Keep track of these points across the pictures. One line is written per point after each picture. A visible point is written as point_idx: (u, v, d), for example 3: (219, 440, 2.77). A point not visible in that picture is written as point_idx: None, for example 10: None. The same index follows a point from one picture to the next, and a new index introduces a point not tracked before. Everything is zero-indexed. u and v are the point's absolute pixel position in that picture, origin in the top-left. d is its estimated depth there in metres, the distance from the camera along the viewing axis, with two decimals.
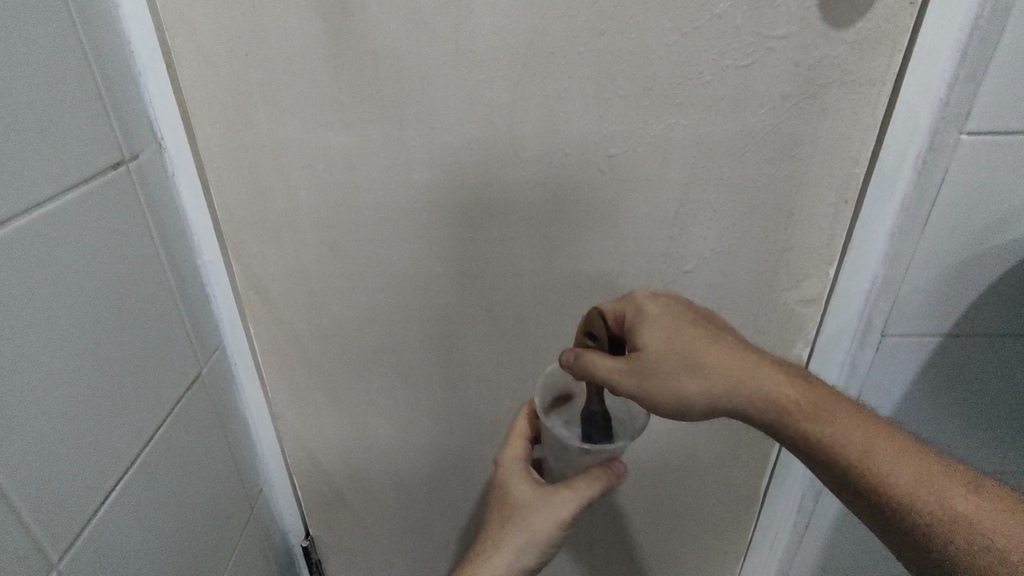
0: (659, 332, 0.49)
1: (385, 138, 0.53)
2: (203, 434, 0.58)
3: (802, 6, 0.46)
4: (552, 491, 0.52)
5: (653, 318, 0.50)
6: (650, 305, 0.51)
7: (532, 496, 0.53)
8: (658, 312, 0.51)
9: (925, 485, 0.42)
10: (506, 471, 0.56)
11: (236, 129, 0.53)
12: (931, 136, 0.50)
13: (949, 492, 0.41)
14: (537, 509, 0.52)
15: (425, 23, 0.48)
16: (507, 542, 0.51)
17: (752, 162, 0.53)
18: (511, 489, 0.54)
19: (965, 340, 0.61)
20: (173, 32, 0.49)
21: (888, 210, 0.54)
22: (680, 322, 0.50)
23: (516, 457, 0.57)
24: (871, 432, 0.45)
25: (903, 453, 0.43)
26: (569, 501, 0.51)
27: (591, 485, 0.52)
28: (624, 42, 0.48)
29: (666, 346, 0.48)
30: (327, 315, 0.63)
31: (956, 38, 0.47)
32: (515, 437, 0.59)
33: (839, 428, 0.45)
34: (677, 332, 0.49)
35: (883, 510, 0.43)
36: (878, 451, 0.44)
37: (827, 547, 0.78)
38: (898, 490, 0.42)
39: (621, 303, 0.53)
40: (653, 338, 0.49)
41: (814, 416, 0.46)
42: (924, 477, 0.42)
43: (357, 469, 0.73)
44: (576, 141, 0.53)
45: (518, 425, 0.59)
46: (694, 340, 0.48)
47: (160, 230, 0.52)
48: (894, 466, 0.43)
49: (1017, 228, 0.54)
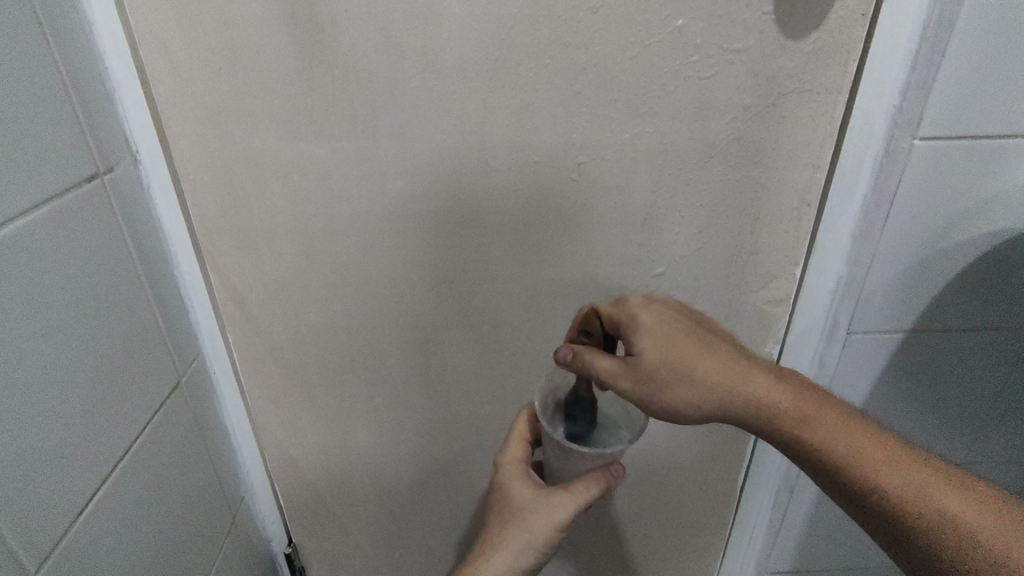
0: (655, 340, 0.49)
1: (358, 149, 0.54)
2: (182, 447, 0.57)
3: (760, 20, 0.48)
4: (549, 493, 0.54)
5: (647, 328, 0.49)
6: (645, 313, 0.50)
7: (530, 499, 0.54)
8: (653, 321, 0.50)
9: (915, 490, 0.44)
10: (505, 474, 0.57)
11: (209, 141, 0.53)
12: (886, 141, 0.53)
13: (939, 498, 0.43)
14: (535, 511, 0.53)
15: (395, 38, 0.49)
16: (506, 545, 0.52)
17: (718, 168, 0.55)
18: (511, 491, 0.55)
19: (928, 334, 0.63)
20: (147, 48, 0.49)
21: (848, 213, 0.56)
22: (676, 329, 0.49)
23: (515, 459, 0.58)
24: (861, 438, 0.46)
25: (892, 458, 0.45)
26: (567, 504, 0.53)
27: (588, 488, 0.53)
28: (589, 55, 0.49)
29: (663, 356, 0.48)
30: (304, 326, 0.63)
31: (905, 49, 0.49)
32: (515, 440, 0.60)
33: (830, 434, 0.47)
34: (673, 341, 0.49)
35: (875, 512, 0.45)
36: (870, 456, 0.46)
37: (803, 538, 0.79)
38: (888, 495, 0.44)
39: (616, 306, 0.53)
40: (649, 346, 0.49)
41: (807, 422, 0.47)
42: (913, 484, 0.44)
43: (339, 478, 0.73)
44: (548, 150, 0.54)
45: (518, 428, 0.60)
46: (690, 349, 0.48)
47: (137, 240, 0.52)
48: (885, 471, 0.45)
49: (968, 227, 0.57)
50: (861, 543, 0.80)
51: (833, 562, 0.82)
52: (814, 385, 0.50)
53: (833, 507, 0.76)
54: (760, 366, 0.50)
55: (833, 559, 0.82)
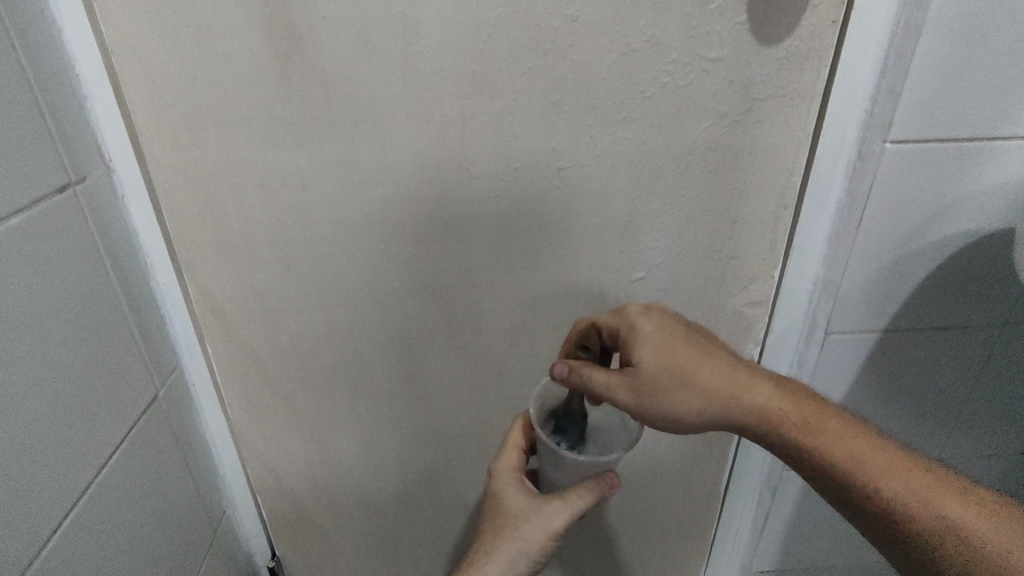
0: (653, 349, 0.50)
1: (338, 156, 0.53)
2: (161, 461, 0.55)
3: (734, 29, 0.49)
4: (543, 502, 0.54)
5: (646, 336, 0.51)
6: (643, 322, 0.52)
7: (525, 506, 0.54)
8: (651, 330, 0.51)
9: (917, 498, 0.44)
10: (499, 481, 0.57)
11: (186, 149, 0.52)
12: (859, 144, 0.54)
13: (943, 504, 0.43)
14: (528, 519, 0.53)
15: (375, 46, 0.48)
16: (499, 553, 0.52)
17: (696, 173, 0.55)
18: (505, 499, 0.55)
19: (903, 334, 0.64)
20: (119, 56, 0.48)
21: (824, 215, 0.57)
22: (674, 338, 0.51)
23: (510, 466, 0.58)
24: (863, 445, 0.47)
25: (895, 465, 0.45)
26: (561, 513, 0.53)
27: (582, 497, 0.53)
28: (567, 63, 0.50)
29: (662, 364, 0.49)
30: (284, 336, 0.62)
31: (875, 54, 0.50)
32: (509, 448, 0.59)
33: (833, 443, 0.47)
34: (671, 350, 0.50)
35: (879, 521, 0.45)
36: (871, 464, 0.46)
37: (786, 537, 0.80)
38: (892, 501, 0.44)
39: (616, 317, 0.54)
40: (647, 355, 0.50)
41: (810, 430, 0.48)
42: (916, 491, 0.44)
43: (322, 490, 0.72)
44: (528, 156, 0.54)
45: (513, 434, 0.60)
46: (689, 357, 0.49)
47: (110, 250, 0.51)
48: (887, 477, 0.45)
49: (938, 229, 0.58)
50: (842, 540, 0.81)
51: (816, 561, 0.83)
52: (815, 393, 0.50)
53: (814, 505, 0.77)
54: (762, 373, 0.50)
55: (816, 557, 0.83)
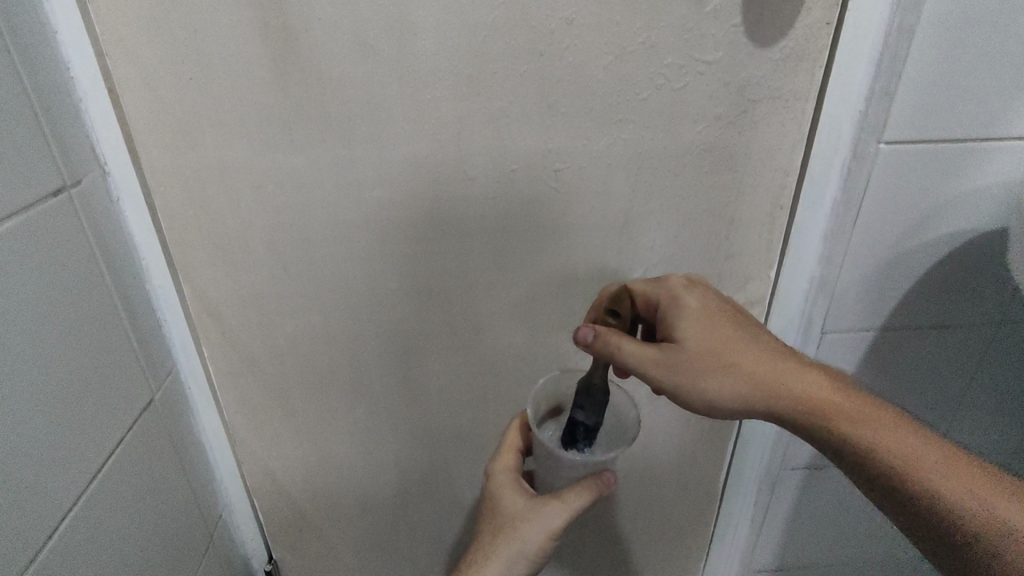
0: (696, 327, 0.51)
1: (334, 158, 0.53)
2: (158, 464, 0.55)
3: (730, 31, 0.49)
4: (540, 502, 0.54)
5: (690, 314, 0.52)
6: (688, 299, 0.53)
7: (523, 507, 0.54)
8: (696, 308, 0.52)
9: (942, 481, 0.44)
10: (496, 483, 0.57)
11: (183, 152, 0.52)
12: (854, 145, 0.54)
13: (969, 488, 0.43)
14: (526, 519, 0.53)
15: (371, 48, 0.48)
16: (498, 553, 0.52)
17: (692, 174, 0.55)
18: (502, 501, 0.55)
19: (899, 333, 0.65)
20: (115, 58, 0.48)
21: (819, 215, 0.57)
22: (716, 319, 0.52)
23: (507, 468, 0.58)
24: (890, 431, 0.47)
25: (922, 450, 0.46)
26: (559, 512, 0.53)
27: (580, 496, 0.53)
28: (562, 64, 0.50)
29: (702, 343, 0.50)
30: (281, 339, 0.62)
31: (869, 55, 0.50)
32: (505, 450, 0.59)
33: (869, 429, 0.47)
34: (712, 330, 0.51)
35: (906, 504, 0.45)
36: (898, 448, 0.46)
37: (782, 536, 0.80)
38: (916, 480, 0.45)
39: (656, 287, 0.55)
40: (690, 334, 0.51)
41: (839, 416, 0.48)
42: (943, 476, 0.44)
43: (319, 492, 0.72)
44: (524, 158, 0.54)
45: (510, 436, 0.60)
46: (729, 340, 0.50)
47: (106, 252, 0.50)
48: (912, 461, 0.45)
49: (934, 228, 0.58)
50: (838, 539, 0.82)
51: (813, 560, 0.83)
52: (844, 378, 0.52)
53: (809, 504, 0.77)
54: (796, 361, 0.51)
55: (813, 555, 0.83)
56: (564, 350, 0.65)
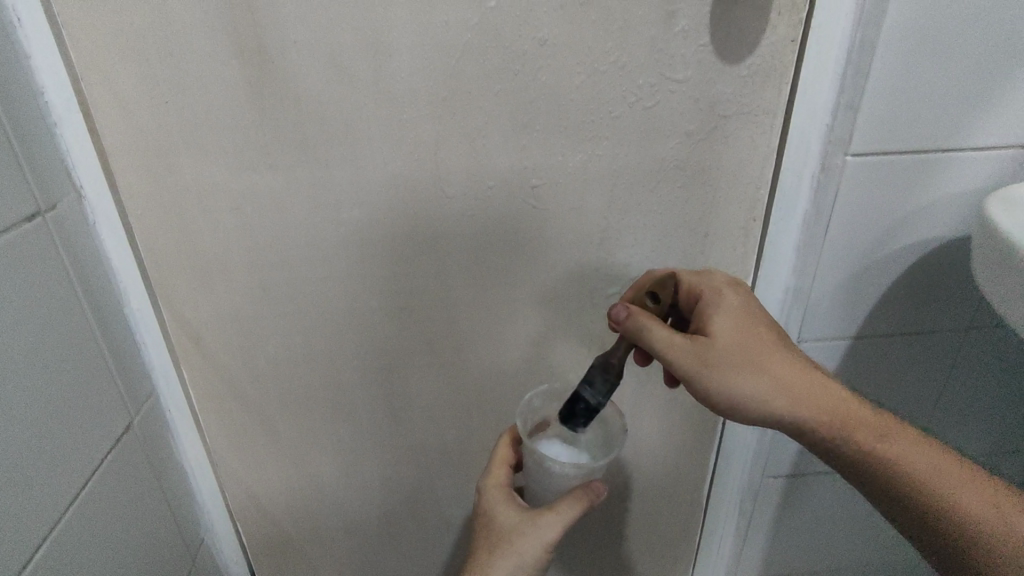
0: (732, 325, 0.51)
1: (312, 179, 0.53)
2: (136, 492, 0.54)
3: (697, 49, 0.50)
4: (535, 515, 0.54)
5: (729, 312, 0.52)
6: (729, 295, 0.53)
7: (517, 521, 0.54)
8: (735, 306, 0.52)
9: (947, 484, 0.46)
10: (490, 498, 0.57)
11: (160, 174, 0.52)
12: (822, 157, 0.56)
13: (968, 491, 0.46)
14: (523, 533, 0.53)
15: (346, 69, 0.49)
16: (497, 568, 0.51)
17: (667, 189, 0.57)
18: (497, 516, 0.55)
19: (873, 338, 0.66)
20: (91, 82, 0.48)
21: (791, 226, 0.59)
22: (751, 320, 0.52)
23: (499, 483, 0.58)
24: (898, 437, 0.49)
25: (926, 453, 0.48)
26: (553, 523, 0.53)
27: (572, 506, 0.53)
28: (536, 83, 0.51)
29: (735, 341, 0.50)
30: (262, 360, 0.61)
31: (834, 71, 0.52)
32: (497, 464, 0.60)
33: (887, 437, 0.48)
34: (746, 329, 0.51)
35: (908, 506, 0.47)
36: (904, 450, 0.48)
37: (767, 543, 0.81)
38: (921, 482, 0.47)
39: (699, 279, 0.55)
40: (725, 330, 0.51)
41: (849, 422, 0.49)
42: (944, 476, 0.47)
43: (303, 514, 0.71)
44: (501, 174, 0.55)
45: (500, 451, 0.60)
46: (761, 342, 0.50)
47: (83, 277, 0.50)
48: (918, 463, 0.47)
49: (904, 235, 0.60)
50: (822, 544, 0.83)
51: (798, 565, 0.84)
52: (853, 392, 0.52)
53: (792, 509, 0.78)
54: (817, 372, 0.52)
55: (797, 561, 0.84)
56: (547, 364, 0.65)
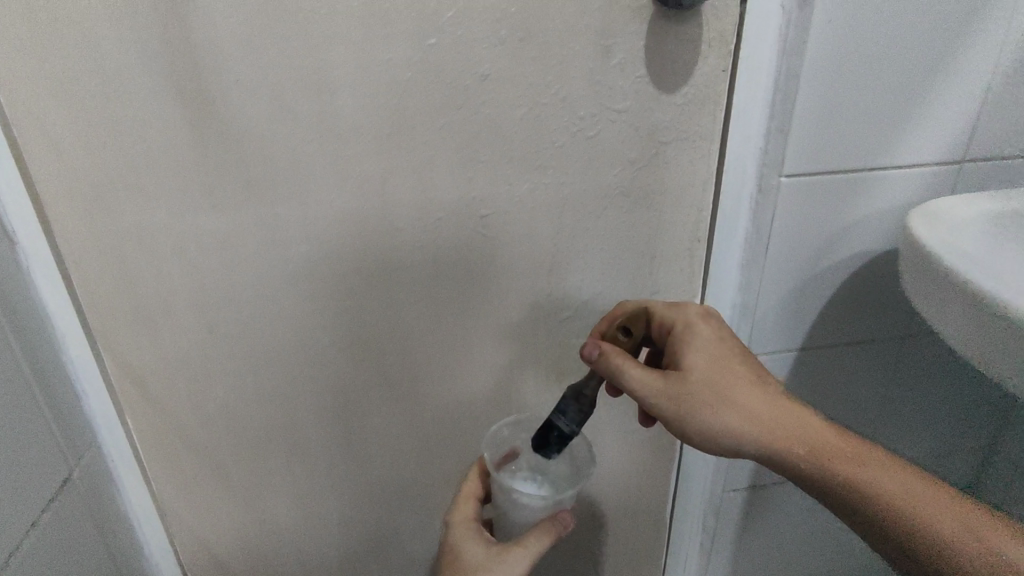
0: (705, 358, 0.52)
1: (259, 217, 0.53)
2: (65, 550, 0.53)
3: (635, 80, 0.52)
4: (502, 550, 0.53)
5: (701, 344, 0.53)
6: (702, 326, 0.55)
7: (485, 558, 0.53)
8: (708, 338, 0.53)
9: (931, 512, 0.45)
10: (457, 534, 0.56)
11: (100, 217, 0.50)
12: (758, 179, 0.58)
13: (955, 518, 0.44)
14: (490, 570, 0.52)
15: (290, 107, 0.49)
16: None
17: (612, 216, 0.58)
18: (464, 553, 0.54)
19: (817, 350, 0.69)
20: (23, 126, 0.47)
21: (734, 245, 0.62)
22: (724, 352, 0.53)
23: (467, 518, 0.57)
24: (879, 465, 0.48)
25: (910, 481, 0.47)
26: (521, 559, 0.52)
27: (540, 539, 0.52)
28: (479, 117, 0.52)
29: (708, 373, 0.51)
30: (212, 403, 0.59)
31: (764, 98, 0.55)
32: (465, 499, 0.59)
33: (867, 467, 0.48)
34: (720, 361, 0.52)
35: (895, 540, 0.46)
36: (887, 480, 0.47)
37: (732, 556, 0.82)
38: (905, 512, 0.45)
39: (672, 311, 0.57)
40: (698, 363, 0.52)
41: (828, 453, 0.49)
42: (927, 505, 0.45)
43: (261, 561, 0.68)
44: (450, 206, 0.55)
45: (468, 485, 0.60)
46: (734, 374, 0.51)
47: (11, 324, 0.49)
48: (900, 493, 0.46)
49: (839, 250, 0.64)
50: (783, 554, 0.84)
51: None
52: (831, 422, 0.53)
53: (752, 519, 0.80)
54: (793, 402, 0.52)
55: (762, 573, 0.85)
56: (506, 391, 0.65)
